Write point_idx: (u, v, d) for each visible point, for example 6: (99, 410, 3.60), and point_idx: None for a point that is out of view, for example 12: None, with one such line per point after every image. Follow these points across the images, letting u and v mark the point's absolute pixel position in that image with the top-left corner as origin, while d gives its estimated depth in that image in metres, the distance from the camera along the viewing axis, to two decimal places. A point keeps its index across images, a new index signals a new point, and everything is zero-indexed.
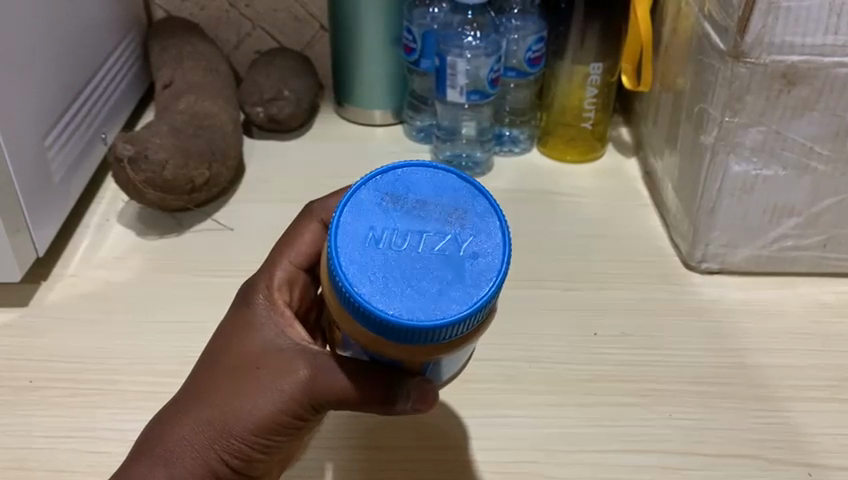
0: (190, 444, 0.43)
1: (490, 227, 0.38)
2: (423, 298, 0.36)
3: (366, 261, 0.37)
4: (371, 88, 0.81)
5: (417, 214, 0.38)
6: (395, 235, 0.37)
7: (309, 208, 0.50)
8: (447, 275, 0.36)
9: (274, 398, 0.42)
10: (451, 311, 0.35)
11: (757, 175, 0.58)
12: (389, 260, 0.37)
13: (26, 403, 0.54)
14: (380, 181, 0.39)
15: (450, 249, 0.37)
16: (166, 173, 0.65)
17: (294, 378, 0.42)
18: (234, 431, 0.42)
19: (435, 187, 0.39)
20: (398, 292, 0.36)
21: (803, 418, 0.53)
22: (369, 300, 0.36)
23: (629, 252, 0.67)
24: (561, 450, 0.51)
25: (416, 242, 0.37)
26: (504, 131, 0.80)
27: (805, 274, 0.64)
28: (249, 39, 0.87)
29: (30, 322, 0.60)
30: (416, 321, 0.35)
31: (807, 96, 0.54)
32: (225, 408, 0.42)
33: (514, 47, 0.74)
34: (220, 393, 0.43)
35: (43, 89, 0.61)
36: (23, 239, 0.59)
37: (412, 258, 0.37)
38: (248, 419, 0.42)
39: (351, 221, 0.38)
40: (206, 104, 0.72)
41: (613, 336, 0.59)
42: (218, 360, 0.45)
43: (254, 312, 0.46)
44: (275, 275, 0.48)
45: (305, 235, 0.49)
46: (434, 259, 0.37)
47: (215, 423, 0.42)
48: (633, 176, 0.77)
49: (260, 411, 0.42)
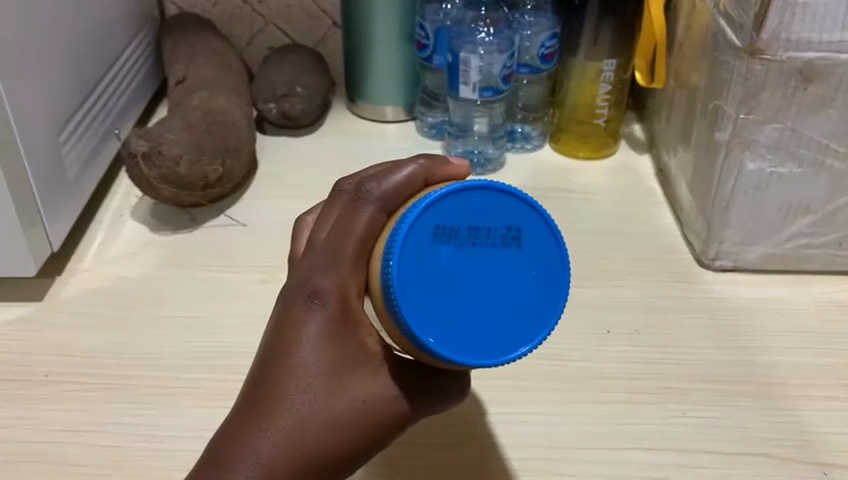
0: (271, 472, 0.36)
1: (547, 246, 0.39)
2: (495, 337, 0.38)
3: (435, 308, 0.37)
4: (384, 84, 0.81)
5: (476, 244, 0.38)
6: (459, 271, 0.38)
7: (367, 195, 0.39)
8: (510, 313, 0.38)
9: (375, 428, 0.39)
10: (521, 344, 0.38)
11: (772, 173, 0.58)
12: (458, 303, 0.37)
13: (41, 396, 0.54)
14: (433, 206, 0.38)
15: (514, 277, 0.38)
16: (180, 168, 0.65)
17: (392, 404, 0.40)
18: (321, 457, 0.38)
19: (488, 207, 0.39)
20: (466, 332, 0.37)
21: (817, 418, 0.53)
22: (441, 346, 0.37)
23: (641, 250, 0.67)
24: (572, 448, 0.51)
25: (480, 275, 0.38)
26: (516, 128, 0.80)
27: (820, 272, 0.64)
28: (262, 35, 0.87)
29: (44, 316, 0.60)
30: (493, 363, 0.37)
31: (824, 93, 0.54)
32: (327, 440, 0.38)
33: (527, 43, 0.74)
34: (317, 424, 0.38)
35: (58, 84, 0.61)
36: (38, 233, 0.59)
37: (476, 296, 0.38)
38: (347, 450, 0.38)
39: (411, 265, 0.37)
40: (220, 100, 0.72)
41: (625, 333, 0.59)
42: (293, 374, 0.38)
43: (332, 315, 0.39)
44: (354, 277, 0.39)
45: (365, 228, 0.39)
46: (498, 296, 0.38)
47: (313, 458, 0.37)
48: (646, 173, 0.77)
49: (362, 442, 0.39)
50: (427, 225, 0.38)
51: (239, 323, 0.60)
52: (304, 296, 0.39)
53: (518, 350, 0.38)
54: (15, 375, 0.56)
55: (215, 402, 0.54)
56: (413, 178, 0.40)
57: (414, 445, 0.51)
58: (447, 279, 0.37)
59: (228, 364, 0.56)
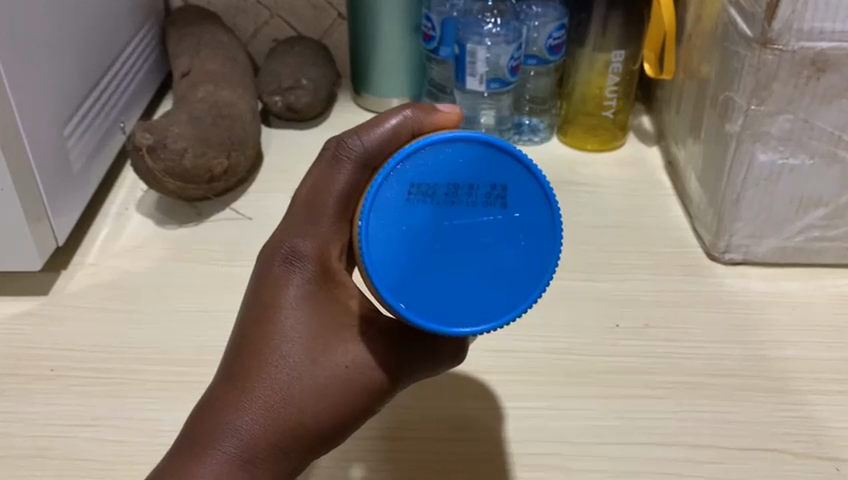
0: (257, 435, 0.39)
1: (533, 202, 0.40)
2: (473, 300, 0.39)
3: (409, 271, 0.39)
4: (389, 76, 0.81)
5: (455, 204, 0.39)
6: (435, 233, 0.39)
7: (343, 145, 0.42)
8: (491, 275, 0.39)
9: (358, 392, 0.41)
10: (504, 306, 0.39)
11: (783, 165, 0.57)
12: (433, 265, 0.39)
13: (47, 391, 0.54)
14: (407, 166, 0.39)
15: (495, 237, 0.39)
16: (185, 161, 0.65)
17: (374, 370, 0.42)
18: (306, 420, 0.40)
19: (467, 164, 0.39)
20: (441, 295, 0.39)
21: (830, 413, 0.52)
22: (418, 312, 0.39)
23: (650, 243, 0.66)
24: (582, 443, 0.50)
25: (459, 237, 0.39)
26: (524, 120, 0.79)
27: (832, 265, 0.63)
28: (267, 27, 0.87)
29: (50, 311, 0.60)
30: (470, 327, 0.39)
31: (837, 84, 0.53)
32: (307, 402, 0.40)
33: (535, 34, 0.73)
34: (298, 386, 0.40)
35: (63, 77, 0.61)
36: (44, 228, 0.59)
37: (457, 260, 0.39)
38: (330, 414, 0.41)
39: (384, 228, 0.39)
40: (225, 93, 0.72)
41: (635, 327, 0.58)
42: (275, 338, 0.41)
43: (309, 279, 0.42)
44: (332, 238, 0.43)
45: (342, 183, 0.42)
46: (481, 264, 0.39)
47: (296, 420, 0.40)
48: (654, 165, 0.76)
49: (345, 409, 0.41)
50: (405, 188, 0.39)
51: None
52: (285, 259, 0.43)
53: (500, 317, 0.39)
54: (22, 369, 0.56)
55: None
56: (400, 130, 0.42)
57: (421, 440, 0.50)
58: (422, 240, 0.39)
59: None
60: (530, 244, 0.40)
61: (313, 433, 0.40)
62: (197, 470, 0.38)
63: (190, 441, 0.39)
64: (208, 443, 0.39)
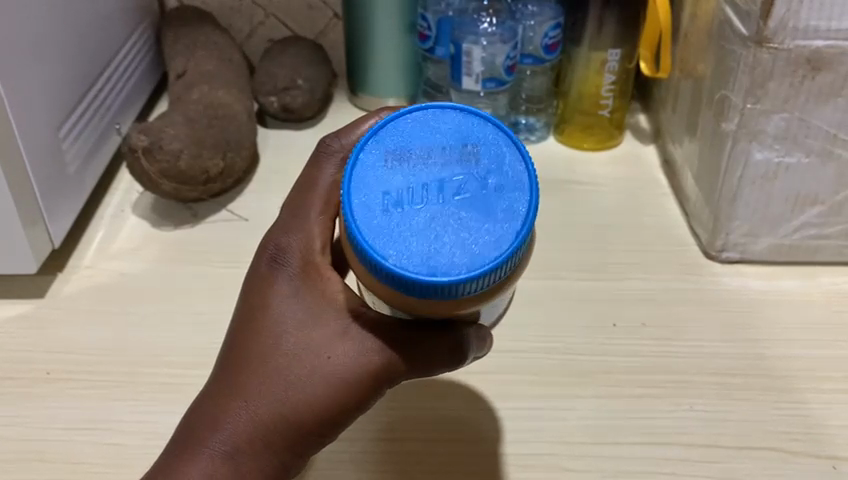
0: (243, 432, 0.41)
1: (507, 153, 0.38)
2: (459, 250, 0.36)
3: (390, 227, 0.36)
4: (385, 75, 0.80)
5: (429, 160, 0.37)
6: (414, 189, 0.37)
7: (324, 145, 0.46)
8: (476, 225, 0.36)
9: (338, 388, 0.41)
10: (492, 255, 0.36)
11: (780, 163, 0.57)
12: (415, 220, 0.36)
13: (44, 394, 0.54)
14: (379, 133, 0.38)
15: (475, 188, 0.37)
16: (181, 163, 0.64)
17: (355, 364, 0.41)
18: (292, 416, 0.41)
19: (436, 126, 0.38)
20: (426, 248, 0.36)
21: (827, 411, 0.52)
22: (403, 267, 0.36)
23: (647, 242, 0.66)
24: (579, 443, 0.50)
25: (438, 191, 0.37)
26: (520, 119, 0.79)
27: (829, 262, 0.63)
28: (262, 27, 0.86)
29: (46, 313, 0.60)
30: (458, 276, 0.35)
31: (832, 82, 0.53)
32: (286, 400, 0.41)
33: (531, 33, 0.73)
34: (276, 384, 0.41)
35: (58, 79, 0.61)
36: (39, 230, 0.59)
37: (439, 214, 0.36)
38: (312, 412, 0.41)
39: (361, 189, 0.37)
40: (220, 94, 0.72)
41: (632, 326, 0.58)
42: (259, 337, 0.42)
43: (293, 276, 0.43)
44: (313, 232, 0.44)
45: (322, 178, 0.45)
46: (465, 214, 0.36)
47: (276, 418, 0.41)
48: (651, 163, 0.76)
49: (328, 406, 0.41)
50: (379, 153, 0.38)
51: None
52: (270, 259, 0.44)
53: (500, 256, 0.36)
54: (19, 373, 0.56)
55: None
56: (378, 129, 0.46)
57: (419, 441, 0.50)
58: (400, 198, 0.37)
59: None
60: (509, 178, 0.37)
61: (297, 430, 0.41)
62: (189, 464, 0.41)
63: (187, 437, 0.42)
64: (200, 440, 0.41)
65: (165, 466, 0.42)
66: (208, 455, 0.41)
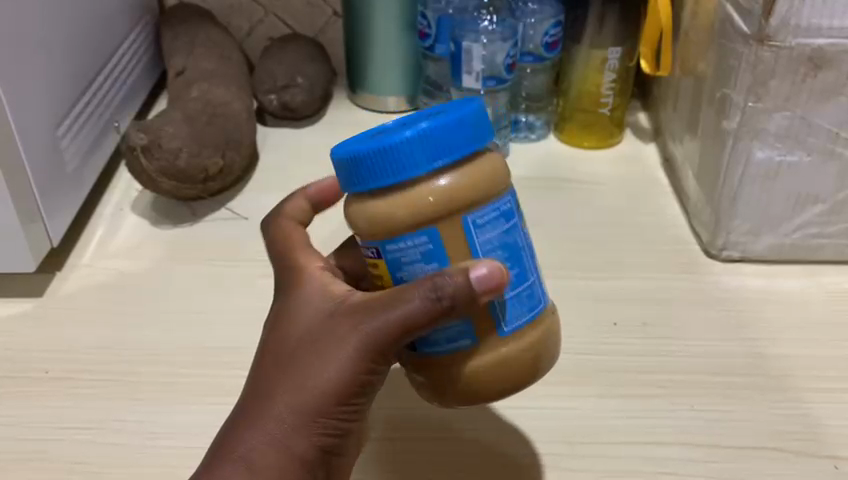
0: (259, 437, 0.39)
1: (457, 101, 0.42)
2: (414, 125, 0.38)
3: (360, 141, 0.39)
4: (385, 74, 0.80)
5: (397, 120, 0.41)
6: (382, 128, 0.40)
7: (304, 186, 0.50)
8: (431, 116, 0.39)
9: (343, 382, 0.39)
10: (442, 115, 0.38)
11: (781, 161, 0.57)
12: (381, 133, 0.39)
13: (42, 393, 0.54)
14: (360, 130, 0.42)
15: (430, 110, 0.40)
16: (180, 161, 0.64)
17: (354, 352, 0.38)
18: (303, 409, 0.39)
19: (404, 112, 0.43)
20: (387, 133, 0.38)
21: (828, 411, 0.52)
22: (366, 144, 0.37)
23: (647, 240, 0.66)
24: (580, 442, 0.50)
25: (399, 121, 0.40)
26: (520, 117, 0.79)
27: (830, 261, 0.63)
28: (261, 26, 0.86)
29: (45, 312, 0.60)
30: (412, 128, 0.37)
31: (834, 80, 0.53)
32: (294, 411, 0.39)
33: (531, 31, 0.73)
34: (280, 397, 0.39)
35: (57, 77, 0.61)
36: (38, 228, 0.59)
37: (400, 125, 0.39)
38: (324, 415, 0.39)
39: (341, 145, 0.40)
40: (220, 92, 0.71)
41: (633, 325, 0.58)
42: (262, 347, 0.41)
43: (289, 284, 0.43)
44: (302, 249, 0.45)
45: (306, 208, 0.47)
46: (421, 118, 0.39)
47: (288, 432, 0.39)
48: (651, 162, 0.76)
49: (336, 403, 0.39)
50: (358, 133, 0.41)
51: (242, 317, 0.59)
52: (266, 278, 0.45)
53: (442, 117, 0.37)
54: (17, 372, 0.55)
55: (218, 399, 0.53)
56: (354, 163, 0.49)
57: (419, 441, 0.50)
58: (369, 133, 0.40)
59: (230, 359, 0.56)
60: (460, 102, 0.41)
61: (311, 439, 0.39)
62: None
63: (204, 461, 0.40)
64: (216, 458, 0.39)
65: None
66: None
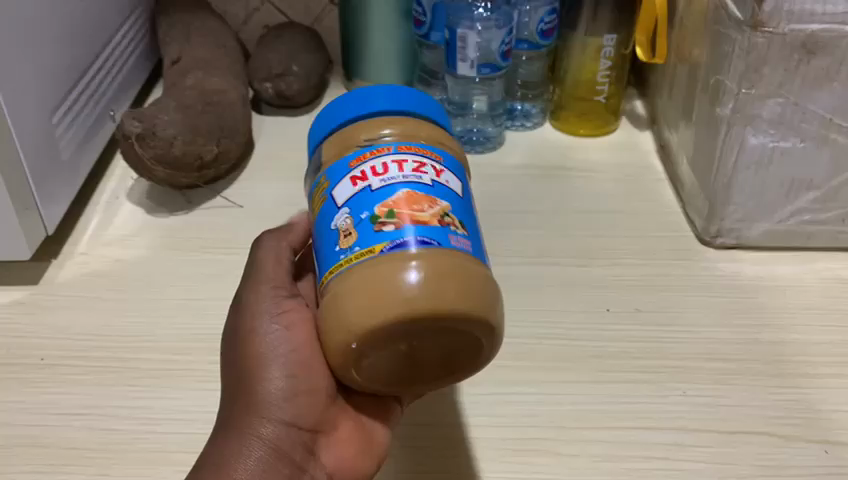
0: (221, 429, 0.41)
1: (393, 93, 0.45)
2: None
3: None
4: (380, 60, 0.80)
5: None
6: None
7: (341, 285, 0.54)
8: None
9: (260, 345, 0.42)
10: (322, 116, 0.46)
11: (775, 148, 0.57)
12: None
13: (39, 380, 0.54)
14: None
15: None
16: (175, 149, 0.64)
17: (260, 314, 0.43)
18: (238, 387, 0.42)
19: None
20: None
21: (821, 396, 0.52)
22: None
23: (642, 227, 0.66)
24: (573, 427, 0.50)
25: None
26: (517, 105, 0.80)
27: (824, 247, 0.63)
28: (257, 14, 0.86)
29: (42, 300, 0.60)
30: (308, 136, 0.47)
31: (828, 66, 0.53)
32: (236, 395, 0.42)
33: (526, 18, 0.73)
34: (231, 387, 0.42)
35: (51, 65, 0.61)
36: (33, 218, 0.59)
37: None
38: (257, 386, 0.41)
39: None
40: (215, 80, 0.71)
41: (627, 311, 0.58)
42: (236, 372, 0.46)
43: None
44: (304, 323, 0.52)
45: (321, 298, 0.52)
46: None
47: (234, 418, 0.41)
48: (647, 149, 0.76)
49: (263, 367, 0.42)
50: None
51: None
52: None
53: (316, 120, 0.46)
54: (14, 359, 0.56)
55: (214, 385, 0.53)
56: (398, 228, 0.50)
57: (413, 426, 0.51)
58: None
59: None
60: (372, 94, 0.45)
61: (259, 410, 0.41)
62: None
63: None
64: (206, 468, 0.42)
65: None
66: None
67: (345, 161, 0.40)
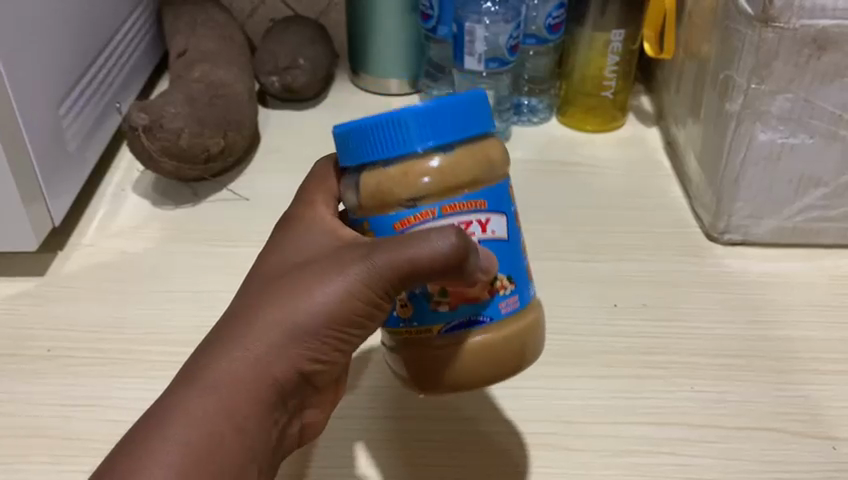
0: (246, 363, 0.38)
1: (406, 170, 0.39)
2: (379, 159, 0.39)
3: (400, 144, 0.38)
4: (387, 54, 0.80)
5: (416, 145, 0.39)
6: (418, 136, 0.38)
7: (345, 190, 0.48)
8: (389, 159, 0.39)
9: (327, 317, 0.38)
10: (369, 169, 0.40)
11: (784, 144, 0.57)
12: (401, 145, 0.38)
13: (44, 371, 0.54)
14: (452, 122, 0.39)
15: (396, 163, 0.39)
16: (182, 141, 0.64)
17: (342, 283, 0.38)
18: (287, 335, 0.38)
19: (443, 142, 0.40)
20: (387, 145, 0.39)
21: (828, 392, 0.52)
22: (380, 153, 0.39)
23: (649, 222, 0.66)
24: (580, 422, 0.50)
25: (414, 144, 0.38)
26: (523, 100, 0.79)
27: (831, 245, 0.63)
28: (263, 7, 0.86)
29: (47, 291, 0.60)
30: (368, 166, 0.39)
31: (838, 62, 0.53)
32: (282, 344, 0.38)
33: (534, 13, 0.73)
34: (277, 326, 0.38)
35: (57, 56, 0.60)
36: (40, 208, 0.59)
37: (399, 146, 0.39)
38: (301, 349, 0.39)
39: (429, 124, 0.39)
40: (221, 73, 0.71)
41: (634, 306, 0.58)
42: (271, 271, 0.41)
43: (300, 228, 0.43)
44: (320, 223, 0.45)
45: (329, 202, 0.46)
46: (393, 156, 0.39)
47: (265, 367, 0.38)
48: (654, 145, 0.76)
49: (315, 336, 0.39)
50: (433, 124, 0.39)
51: None
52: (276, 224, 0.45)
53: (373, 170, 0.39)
54: (20, 350, 0.55)
55: None
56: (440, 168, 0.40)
57: (420, 420, 0.51)
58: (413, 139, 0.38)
59: None
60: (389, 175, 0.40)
61: (289, 371, 0.39)
62: (193, 394, 0.37)
63: (193, 373, 0.38)
64: (209, 371, 0.38)
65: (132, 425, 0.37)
66: (179, 403, 0.37)
67: (390, 219, 0.39)
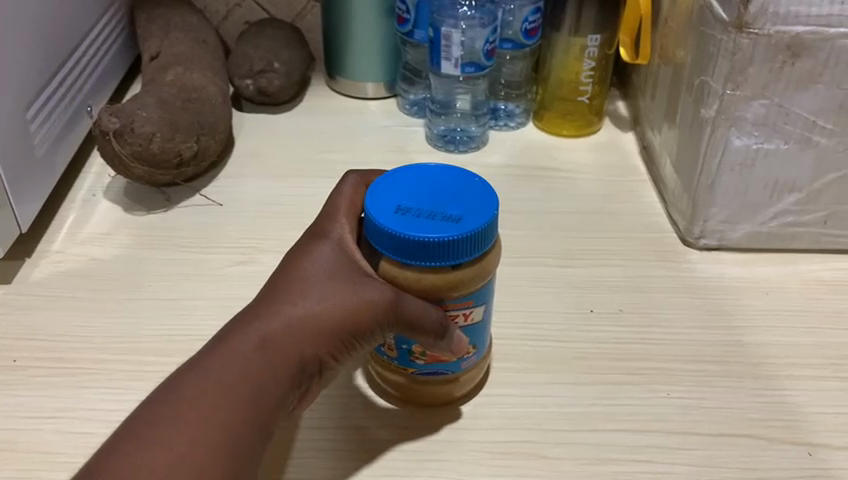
0: (269, 354, 0.41)
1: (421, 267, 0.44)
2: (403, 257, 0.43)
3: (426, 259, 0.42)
4: (363, 58, 0.79)
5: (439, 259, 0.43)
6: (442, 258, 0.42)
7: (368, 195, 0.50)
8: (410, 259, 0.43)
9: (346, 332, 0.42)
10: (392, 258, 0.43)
11: (759, 149, 0.57)
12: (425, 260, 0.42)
13: (10, 382, 0.53)
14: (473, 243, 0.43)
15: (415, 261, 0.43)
16: (153, 146, 0.63)
17: (365, 306, 0.42)
18: (309, 339, 0.42)
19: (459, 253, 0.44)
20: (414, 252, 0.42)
21: (803, 398, 0.52)
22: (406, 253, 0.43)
23: (625, 228, 0.66)
24: (557, 430, 0.50)
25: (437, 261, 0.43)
26: (500, 105, 0.79)
27: (805, 250, 0.63)
28: (238, 9, 0.85)
29: (13, 299, 0.59)
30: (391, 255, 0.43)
31: (812, 68, 0.53)
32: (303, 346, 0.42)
33: (510, 17, 0.73)
34: (302, 330, 0.42)
35: (25, 59, 0.59)
36: (6, 215, 0.58)
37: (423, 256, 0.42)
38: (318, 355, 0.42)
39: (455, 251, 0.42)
40: (195, 76, 0.70)
41: (611, 312, 0.58)
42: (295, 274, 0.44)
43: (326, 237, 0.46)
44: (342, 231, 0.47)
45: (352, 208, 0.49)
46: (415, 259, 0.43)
47: (285, 363, 0.41)
48: (630, 150, 0.76)
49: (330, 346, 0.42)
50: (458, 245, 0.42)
51: (216, 305, 0.58)
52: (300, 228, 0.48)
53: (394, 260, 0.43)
54: None
55: None
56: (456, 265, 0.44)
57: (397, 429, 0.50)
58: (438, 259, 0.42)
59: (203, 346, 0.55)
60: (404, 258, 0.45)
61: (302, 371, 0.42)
62: (218, 368, 0.39)
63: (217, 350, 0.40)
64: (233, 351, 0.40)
65: (161, 399, 0.38)
66: (201, 374, 0.39)
67: None
